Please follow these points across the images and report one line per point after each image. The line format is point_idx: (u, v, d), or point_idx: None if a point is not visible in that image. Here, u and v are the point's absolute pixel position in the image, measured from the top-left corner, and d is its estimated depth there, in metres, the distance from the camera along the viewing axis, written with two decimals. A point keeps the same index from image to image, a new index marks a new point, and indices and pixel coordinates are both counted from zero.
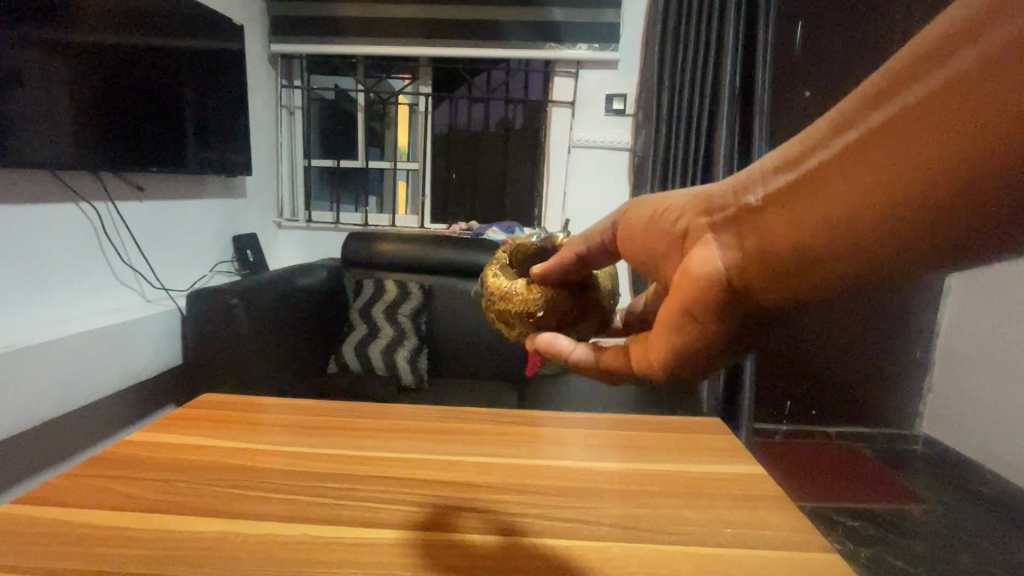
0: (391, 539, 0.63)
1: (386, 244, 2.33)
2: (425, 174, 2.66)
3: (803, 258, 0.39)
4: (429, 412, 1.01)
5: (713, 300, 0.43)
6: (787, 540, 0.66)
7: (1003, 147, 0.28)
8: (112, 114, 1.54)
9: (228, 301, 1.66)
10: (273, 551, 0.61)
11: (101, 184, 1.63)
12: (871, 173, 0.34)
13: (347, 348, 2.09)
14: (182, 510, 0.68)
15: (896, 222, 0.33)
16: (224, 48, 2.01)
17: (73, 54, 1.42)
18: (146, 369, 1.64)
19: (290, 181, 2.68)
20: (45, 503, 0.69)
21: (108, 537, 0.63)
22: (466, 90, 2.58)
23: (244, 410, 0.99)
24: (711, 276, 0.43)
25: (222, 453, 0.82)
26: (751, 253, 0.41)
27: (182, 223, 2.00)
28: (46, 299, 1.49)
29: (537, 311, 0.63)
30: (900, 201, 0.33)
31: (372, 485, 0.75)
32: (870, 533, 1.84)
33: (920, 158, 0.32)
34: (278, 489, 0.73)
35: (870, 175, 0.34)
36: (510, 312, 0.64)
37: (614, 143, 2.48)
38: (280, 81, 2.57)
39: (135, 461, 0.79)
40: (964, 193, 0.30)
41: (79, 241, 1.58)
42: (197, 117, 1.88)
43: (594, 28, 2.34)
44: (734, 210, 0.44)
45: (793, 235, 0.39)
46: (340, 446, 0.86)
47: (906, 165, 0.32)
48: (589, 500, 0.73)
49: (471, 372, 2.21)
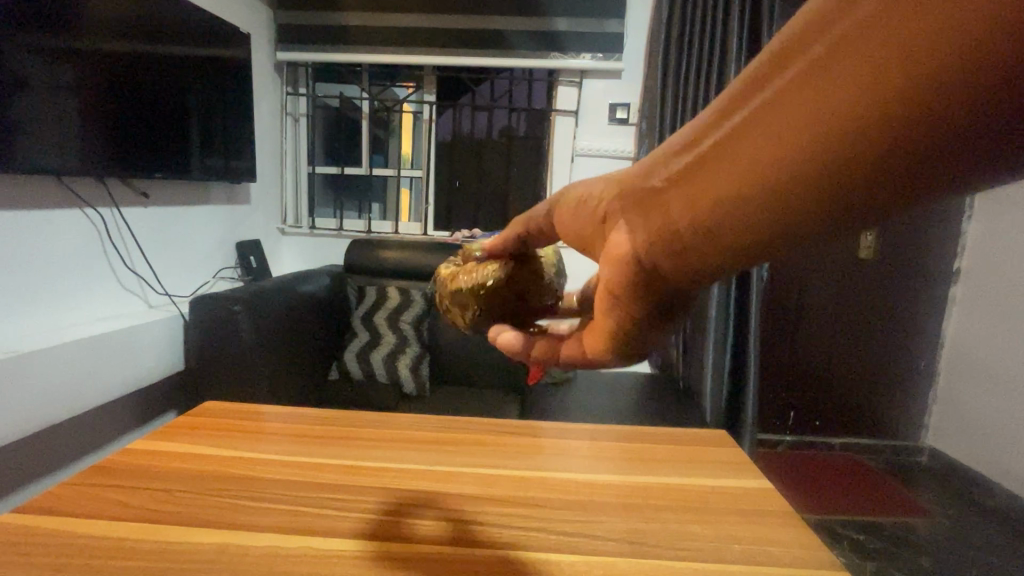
0: (396, 553, 0.63)
1: (389, 251, 2.32)
2: (429, 181, 2.67)
3: (727, 226, 0.34)
4: (430, 422, 1.00)
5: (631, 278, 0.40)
6: (794, 556, 0.65)
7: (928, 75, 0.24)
8: (118, 118, 1.55)
9: (231, 307, 1.66)
10: (275, 564, 0.60)
11: (105, 188, 1.64)
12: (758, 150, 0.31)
13: (348, 355, 2.09)
14: (182, 522, 0.67)
15: (821, 169, 0.29)
16: (229, 58, 2.02)
17: (79, 60, 1.43)
18: (150, 376, 1.64)
19: (295, 188, 2.69)
20: (46, 513, 0.68)
21: (107, 549, 0.62)
22: (470, 98, 2.60)
23: (244, 418, 0.98)
24: (622, 255, 0.40)
25: (223, 463, 0.82)
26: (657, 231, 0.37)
27: (185, 229, 2.00)
28: (47, 305, 1.49)
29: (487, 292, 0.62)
30: (821, 150, 0.28)
31: (372, 497, 0.74)
32: (877, 547, 1.81)
33: (835, 101, 0.27)
34: (279, 500, 0.72)
35: (781, 127, 0.30)
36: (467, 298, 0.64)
37: (618, 152, 2.49)
38: (287, 89, 2.59)
39: (133, 471, 0.79)
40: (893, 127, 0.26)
41: (82, 247, 1.58)
42: (203, 123, 1.89)
43: (596, 37, 2.35)
44: (639, 190, 0.39)
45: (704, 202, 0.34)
46: (341, 456, 0.85)
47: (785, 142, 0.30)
48: (591, 514, 0.72)
49: (472, 380, 2.20)
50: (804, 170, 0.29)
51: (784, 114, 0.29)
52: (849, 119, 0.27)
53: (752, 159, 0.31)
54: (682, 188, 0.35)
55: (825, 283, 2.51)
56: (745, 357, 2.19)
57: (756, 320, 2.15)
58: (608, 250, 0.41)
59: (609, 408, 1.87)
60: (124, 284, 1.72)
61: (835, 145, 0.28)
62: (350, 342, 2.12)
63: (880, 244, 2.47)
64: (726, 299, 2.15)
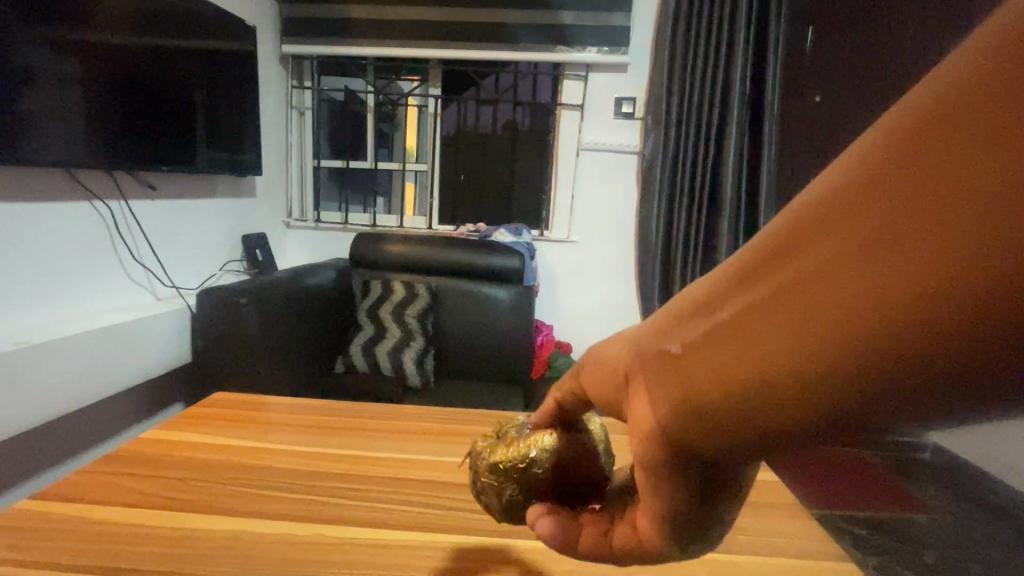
0: (405, 541, 0.64)
1: (396, 245, 2.28)
2: (434, 174, 2.66)
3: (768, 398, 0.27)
4: (437, 413, 1.01)
5: (666, 454, 0.33)
6: (800, 548, 0.66)
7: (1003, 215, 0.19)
8: (125, 112, 1.56)
9: (237, 300, 1.68)
10: (287, 551, 0.61)
11: (113, 182, 1.65)
12: (802, 311, 0.25)
13: (354, 348, 2.09)
14: (196, 508, 0.68)
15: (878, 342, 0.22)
16: (233, 49, 2.01)
17: (87, 54, 1.44)
18: (158, 367, 1.65)
19: (301, 181, 2.70)
20: (63, 499, 0.69)
21: (124, 535, 0.63)
22: (475, 91, 2.59)
23: (254, 409, 1.00)
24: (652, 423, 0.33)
25: (232, 452, 0.83)
26: (687, 401, 0.31)
27: (192, 223, 2.01)
28: (55, 299, 1.50)
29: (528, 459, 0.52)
30: (872, 312, 0.22)
31: (382, 486, 0.75)
32: (879, 543, 1.82)
33: (885, 259, 0.22)
34: (289, 489, 0.74)
35: (819, 283, 0.24)
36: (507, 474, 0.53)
37: (623, 146, 2.47)
38: (291, 82, 2.58)
39: (147, 459, 0.80)
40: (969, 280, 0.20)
41: (91, 239, 1.59)
42: (209, 116, 1.89)
43: (602, 31, 2.34)
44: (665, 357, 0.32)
45: (736, 367, 0.28)
46: (350, 446, 0.86)
47: (829, 301, 0.24)
48: None
49: (480, 374, 2.17)
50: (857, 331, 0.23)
51: (818, 272, 0.24)
52: (906, 274, 0.21)
53: (790, 325, 0.25)
54: (712, 340, 0.29)
55: None
56: None
57: None
58: (633, 422, 0.35)
59: None
60: (130, 276, 1.74)
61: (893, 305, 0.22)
62: (356, 335, 2.13)
63: None
64: None
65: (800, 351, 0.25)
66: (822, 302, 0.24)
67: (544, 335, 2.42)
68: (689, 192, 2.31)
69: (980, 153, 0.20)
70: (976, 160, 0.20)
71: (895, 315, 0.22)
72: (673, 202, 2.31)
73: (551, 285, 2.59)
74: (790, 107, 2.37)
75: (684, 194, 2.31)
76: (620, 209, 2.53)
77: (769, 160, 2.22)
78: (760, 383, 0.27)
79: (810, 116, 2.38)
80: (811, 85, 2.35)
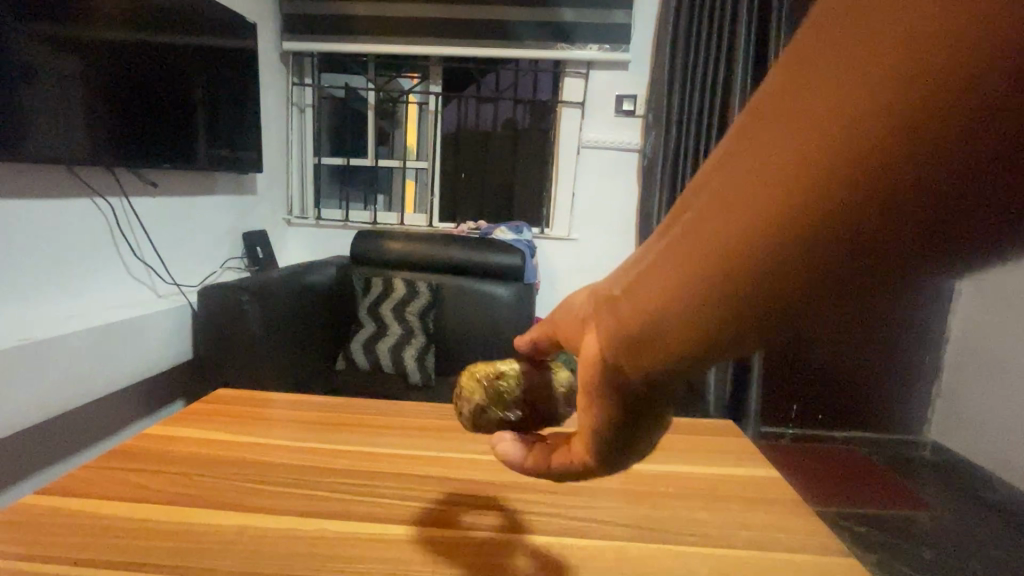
0: (410, 536, 0.64)
1: (396, 242, 2.28)
2: (434, 172, 2.66)
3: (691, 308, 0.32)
4: (438, 409, 1.01)
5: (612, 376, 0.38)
6: (802, 543, 0.66)
7: (839, 120, 0.25)
8: (126, 109, 1.56)
9: (239, 297, 1.68)
10: (292, 546, 0.62)
11: (114, 179, 1.65)
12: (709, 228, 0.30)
13: (355, 346, 2.09)
14: (201, 503, 0.69)
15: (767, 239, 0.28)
16: (234, 46, 2.01)
17: (88, 51, 1.43)
18: (159, 364, 1.66)
19: (301, 179, 2.70)
20: (67, 494, 0.70)
21: (127, 530, 0.63)
22: (475, 89, 2.58)
23: (256, 405, 1.00)
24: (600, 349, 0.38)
25: (235, 448, 0.83)
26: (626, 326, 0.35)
27: (192, 220, 2.01)
28: (56, 296, 1.50)
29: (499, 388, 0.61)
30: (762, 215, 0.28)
31: (385, 482, 0.75)
32: (879, 540, 1.82)
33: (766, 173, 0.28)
34: (293, 484, 0.74)
35: (720, 202, 0.30)
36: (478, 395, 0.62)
37: (624, 144, 2.47)
38: (292, 79, 2.58)
39: (150, 455, 0.80)
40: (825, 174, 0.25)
41: (93, 237, 1.59)
42: (209, 114, 1.89)
43: (603, 29, 2.34)
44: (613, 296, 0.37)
45: (662, 285, 0.33)
46: (353, 442, 0.87)
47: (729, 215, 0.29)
48: (599, 499, 0.74)
49: None
50: (749, 233, 0.28)
51: (720, 193, 0.30)
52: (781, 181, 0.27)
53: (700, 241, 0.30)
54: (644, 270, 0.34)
55: None
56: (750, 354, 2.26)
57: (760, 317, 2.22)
58: (584, 355, 0.40)
59: None
60: (132, 273, 1.74)
61: (774, 206, 0.27)
62: (357, 332, 2.12)
63: None
64: None
65: (709, 260, 0.30)
66: (723, 217, 0.29)
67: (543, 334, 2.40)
68: None
69: (822, 80, 0.26)
70: (819, 85, 0.26)
71: (777, 214, 0.27)
72: (674, 200, 2.31)
73: (552, 282, 2.60)
74: None
75: (685, 192, 2.31)
76: (620, 207, 2.53)
77: None
78: (683, 296, 0.32)
79: None
80: None
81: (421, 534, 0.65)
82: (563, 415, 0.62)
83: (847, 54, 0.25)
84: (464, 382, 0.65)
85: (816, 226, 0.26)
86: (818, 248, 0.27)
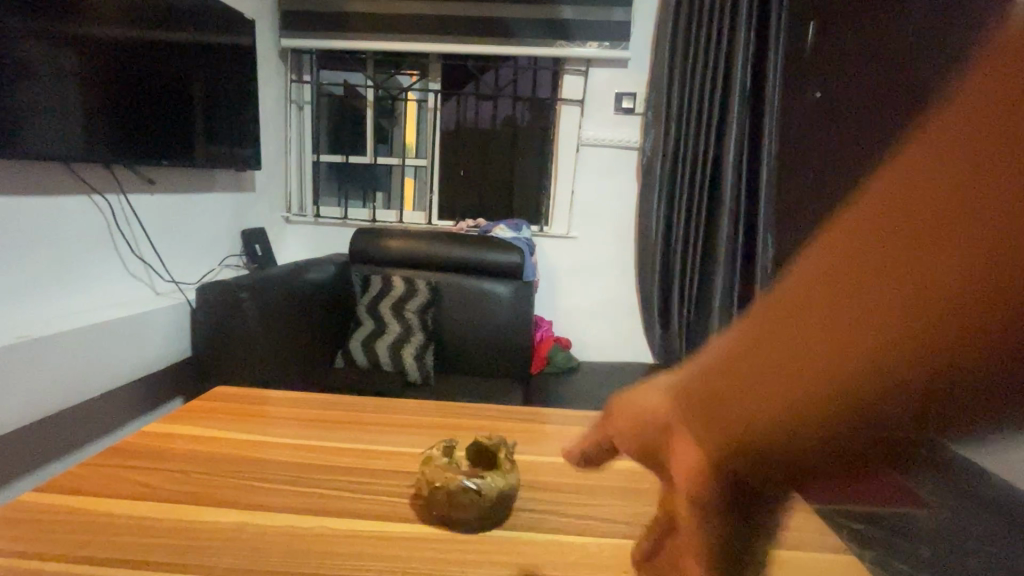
0: (410, 534, 0.66)
1: (395, 240, 2.27)
2: (433, 170, 2.66)
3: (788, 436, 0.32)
4: (438, 407, 1.02)
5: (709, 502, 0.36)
6: (800, 541, 0.68)
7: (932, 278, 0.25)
8: (123, 106, 1.55)
9: (237, 294, 1.67)
10: (291, 542, 0.62)
11: (112, 177, 1.64)
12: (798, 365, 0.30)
13: (354, 344, 2.09)
14: (199, 500, 0.69)
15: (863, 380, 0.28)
16: (232, 43, 2.00)
17: (86, 47, 1.43)
18: (157, 362, 1.65)
19: (300, 177, 2.69)
20: (65, 492, 0.70)
21: (127, 526, 0.64)
22: (475, 86, 2.58)
23: (255, 402, 1.00)
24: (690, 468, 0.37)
25: (234, 445, 0.83)
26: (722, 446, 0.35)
27: (190, 218, 2.01)
28: (54, 293, 1.49)
29: (439, 479, 0.67)
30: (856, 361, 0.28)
31: (384, 481, 0.76)
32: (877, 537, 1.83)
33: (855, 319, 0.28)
34: (292, 481, 0.74)
35: (803, 341, 0.30)
36: (424, 474, 0.69)
37: (624, 142, 2.47)
38: (291, 76, 2.57)
39: (148, 452, 0.80)
40: (923, 334, 0.26)
41: (91, 234, 1.59)
42: (207, 111, 1.89)
43: (603, 26, 2.33)
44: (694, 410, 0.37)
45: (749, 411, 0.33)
46: (352, 439, 0.87)
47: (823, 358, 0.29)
48: (596, 498, 0.75)
49: (480, 370, 2.19)
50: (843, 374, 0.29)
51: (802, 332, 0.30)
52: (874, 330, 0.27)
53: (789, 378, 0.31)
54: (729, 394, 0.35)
55: None
56: None
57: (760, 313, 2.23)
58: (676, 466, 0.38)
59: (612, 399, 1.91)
60: (131, 271, 1.73)
61: (866, 350, 0.28)
62: (356, 331, 2.12)
63: None
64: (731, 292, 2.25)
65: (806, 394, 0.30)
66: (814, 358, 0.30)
67: (541, 331, 2.40)
68: (689, 188, 2.30)
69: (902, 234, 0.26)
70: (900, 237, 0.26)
71: (874, 359, 0.28)
72: (673, 198, 2.32)
73: (551, 280, 2.60)
74: None
75: (685, 189, 2.30)
76: (619, 206, 2.52)
77: (770, 154, 2.22)
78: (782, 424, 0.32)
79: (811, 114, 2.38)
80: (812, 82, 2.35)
81: (438, 514, 0.67)
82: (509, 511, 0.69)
83: (927, 213, 0.25)
84: (426, 456, 0.72)
85: (915, 370, 0.27)
86: (911, 389, 0.27)
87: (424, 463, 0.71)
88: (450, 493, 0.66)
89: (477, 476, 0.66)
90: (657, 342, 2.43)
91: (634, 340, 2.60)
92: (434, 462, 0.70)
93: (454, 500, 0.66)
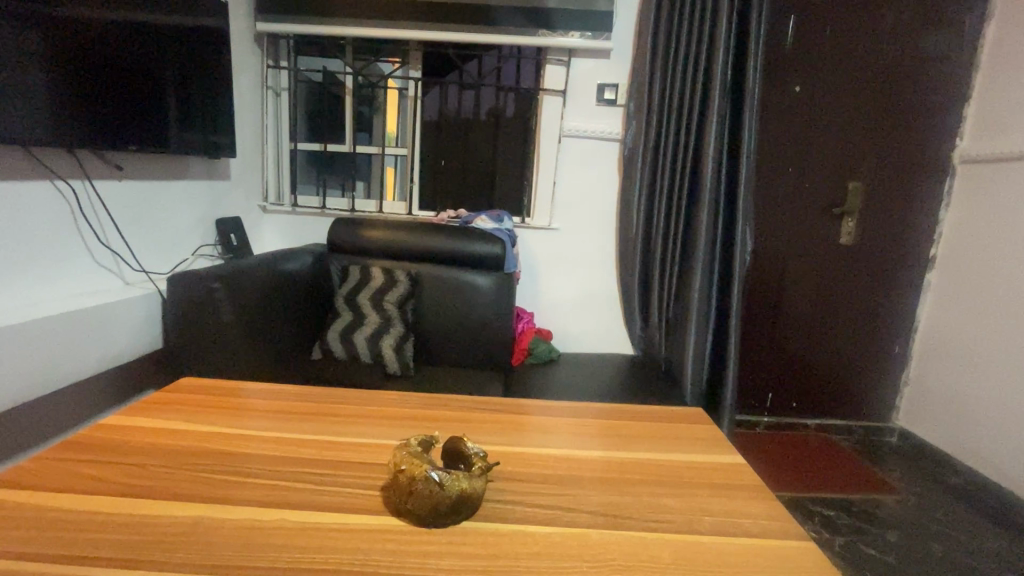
0: (374, 526, 0.65)
1: (374, 231, 2.24)
2: (414, 159, 2.62)
3: None
4: (413, 398, 1.01)
5: None
6: (764, 528, 0.70)
7: None
8: (89, 89, 1.49)
9: (209, 285, 1.63)
10: (249, 536, 0.61)
11: (76, 161, 1.58)
12: None
13: (332, 336, 2.06)
14: (157, 495, 0.67)
15: None
16: (205, 26, 1.92)
17: (47, 25, 1.36)
18: (124, 354, 1.61)
19: (276, 165, 2.63)
20: (16, 487, 0.67)
21: (80, 522, 0.62)
22: (457, 76, 2.53)
23: (225, 394, 0.98)
24: None
25: (199, 437, 0.81)
26: None
27: (162, 205, 1.95)
28: (15, 282, 1.44)
29: (415, 472, 0.66)
30: None
31: (351, 471, 0.76)
32: (846, 523, 1.89)
33: None
34: (257, 474, 0.73)
35: None
36: (403, 463, 0.68)
37: (605, 133, 2.46)
38: (267, 61, 2.51)
39: (106, 445, 0.78)
40: None
41: (54, 221, 1.53)
42: (180, 96, 1.83)
43: (586, 16, 2.31)
44: None
45: None
46: (323, 432, 0.86)
47: None
48: (567, 487, 0.76)
49: (461, 360, 2.18)
50: None
51: None
52: None
53: None
54: None
55: (806, 268, 2.51)
56: (726, 343, 2.30)
57: (738, 301, 2.26)
58: None
59: (591, 390, 1.93)
60: (96, 259, 1.67)
61: None
62: (334, 322, 2.09)
63: (860, 230, 2.46)
64: (709, 284, 2.28)
65: None
66: None
67: (523, 324, 2.42)
68: (670, 179, 2.31)
69: None
70: None
71: None
72: (654, 189, 2.33)
73: (532, 271, 2.59)
74: (771, 96, 2.37)
75: (666, 181, 2.30)
76: (600, 196, 2.52)
77: (749, 148, 2.18)
78: None
79: (791, 107, 2.38)
80: (792, 78, 2.36)
81: (396, 502, 0.67)
82: (475, 508, 0.68)
83: None
84: (408, 445, 0.71)
85: None
86: None
87: (402, 452, 0.70)
88: (411, 484, 0.66)
89: (457, 483, 0.66)
90: (637, 333, 2.49)
91: (614, 330, 2.62)
92: (414, 454, 0.69)
93: (426, 499, 0.65)
